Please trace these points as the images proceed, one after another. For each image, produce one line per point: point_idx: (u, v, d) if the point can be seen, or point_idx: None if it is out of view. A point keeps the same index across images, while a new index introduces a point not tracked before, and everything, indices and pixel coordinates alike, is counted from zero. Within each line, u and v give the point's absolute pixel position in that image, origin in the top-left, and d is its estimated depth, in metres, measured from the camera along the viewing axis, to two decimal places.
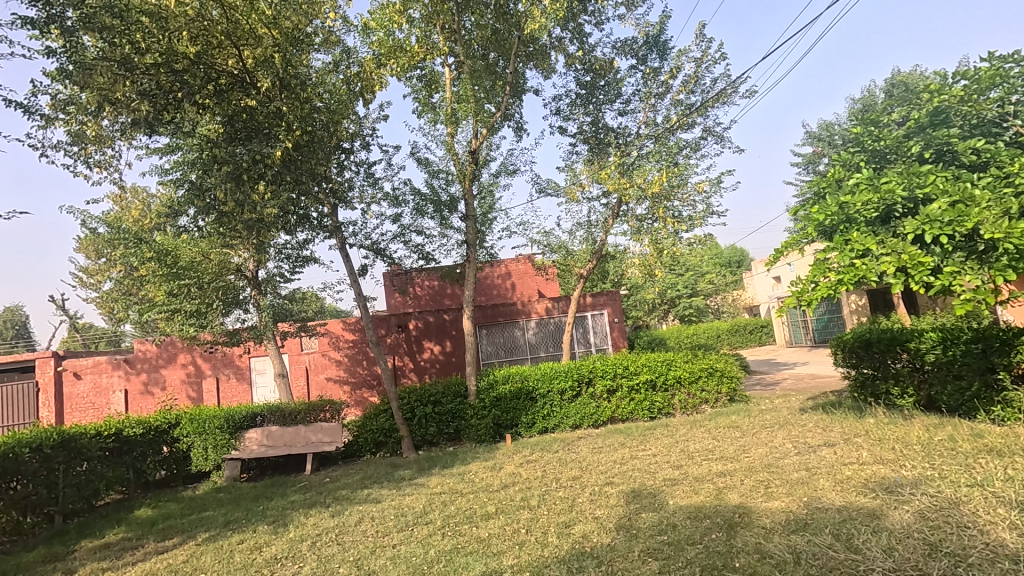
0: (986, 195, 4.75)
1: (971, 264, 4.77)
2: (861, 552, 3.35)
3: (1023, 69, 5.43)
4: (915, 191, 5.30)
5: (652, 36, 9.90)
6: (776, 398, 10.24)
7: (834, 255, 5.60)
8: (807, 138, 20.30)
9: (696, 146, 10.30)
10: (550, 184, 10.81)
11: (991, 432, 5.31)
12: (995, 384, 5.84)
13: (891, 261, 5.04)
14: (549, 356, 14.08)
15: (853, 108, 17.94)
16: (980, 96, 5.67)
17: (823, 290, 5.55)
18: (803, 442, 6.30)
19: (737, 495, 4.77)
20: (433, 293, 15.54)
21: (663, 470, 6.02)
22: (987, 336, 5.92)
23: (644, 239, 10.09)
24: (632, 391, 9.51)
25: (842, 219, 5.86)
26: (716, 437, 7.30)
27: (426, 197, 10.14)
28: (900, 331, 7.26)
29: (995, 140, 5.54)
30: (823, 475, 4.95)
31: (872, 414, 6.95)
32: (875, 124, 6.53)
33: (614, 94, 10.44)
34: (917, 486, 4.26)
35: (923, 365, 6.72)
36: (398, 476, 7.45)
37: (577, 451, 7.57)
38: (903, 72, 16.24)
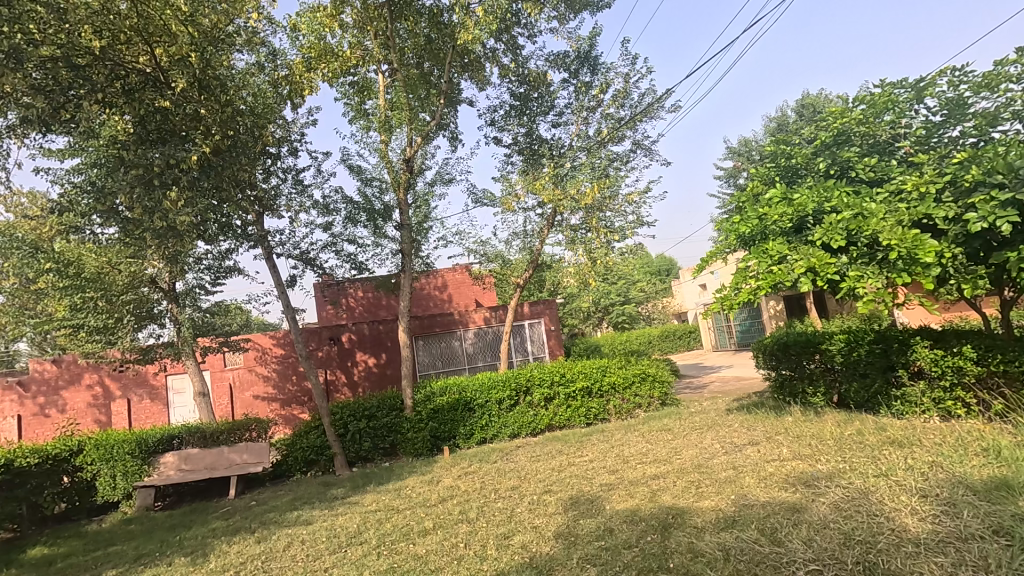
0: (882, 208, 5.19)
1: (873, 269, 5.18)
2: (784, 545, 3.52)
3: (910, 95, 5.96)
4: (823, 204, 5.72)
5: (583, 51, 10.18)
6: (704, 401, 10.70)
7: (754, 262, 5.93)
8: (727, 153, 21.52)
9: (626, 159, 10.69)
10: (486, 194, 10.83)
11: (893, 425, 5.78)
12: (895, 381, 6.36)
13: (802, 265, 5.40)
14: (486, 365, 14.03)
15: (768, 126, 19.20)
16: (875, 119, 6.15)
17: (745, 296, 5.90)
18: (730, 442, 6.60)
19: (670, 497, 4.91)
20: (369, 305, 15.18)
21: (600, 476, 6.11)
22: (888, 338, 6.45)
23: (578, 249, 10.31)
24: (568, 398, 9.62)
25: (759, 229, 6.27)
26: (649, 440, 7.53)
27: (358, 205, 9.88)
28: (813, 335, 7.80)
29: (889, 160, 6.05)
30: (748, 472, 5.20)
31: (789, 413, 7.39)
32: (787, 143, 7.01)
33: (547, 107, 10.66)
34: (832, 479, 4.55)
35: (833, 365, 7.24)
36: (331, 495, 7.13)
37: (516, 461, 7.57)
38: (811, 94, 17.54)
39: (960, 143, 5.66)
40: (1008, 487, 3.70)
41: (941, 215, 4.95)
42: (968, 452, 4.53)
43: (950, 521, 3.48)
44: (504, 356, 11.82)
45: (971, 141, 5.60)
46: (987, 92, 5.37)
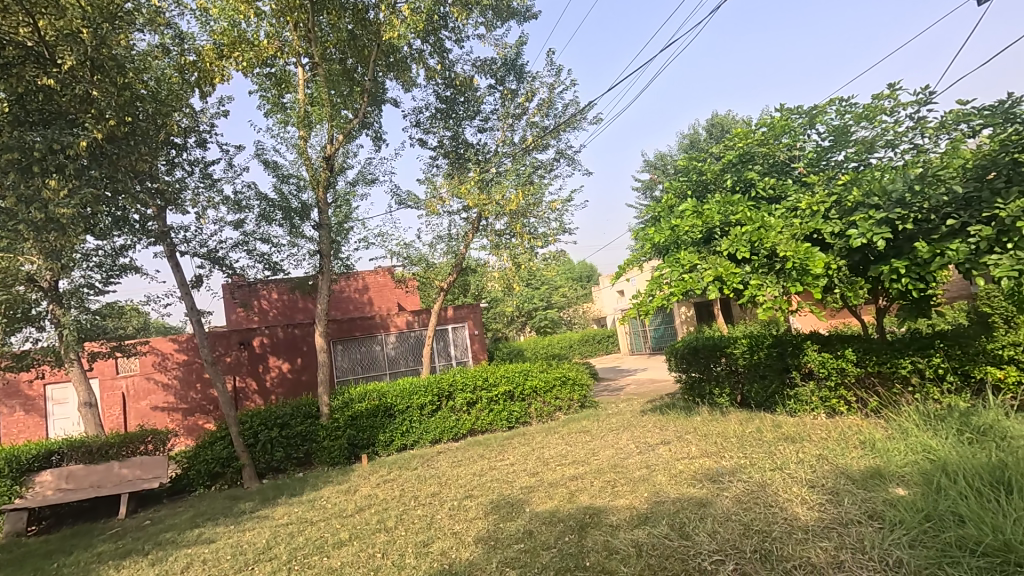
0: (779, 222, 5.65)
1: (771, 278, 5.63)
2: (690, 539, 3.73)
3: (803, 120, 6.53)
4: (729, 218, 6.15)
5: (509, 59, 10.30)
6: (621, 403, 11.11)
7: (667, 271, 6.26)
8: (644, 166, 22.56)
9: (550, 167, 10.93)
10: (410, 196, 10.67)
11: (787, 423, 6.29)
12: (789, 382, 6.93)
13: (710, 274, 5.78)
14: (408, 370, 13.78)
15: (681, 142, 20.36)
16: (774, 140, 6.68)
17: (659, 302, 6.21)
18: (644, 442, 6.90)
19: (587, 497, 5.05)
20: (283, 308, 14.45)
21: (520, 479, 6.17)
22: (783, 342, 7.02)
23: (503, 254, 10.39)
24: (491, 402, 9.65)
25: (672, 239, 6.64)
26: (568, 442, 7.71)
27: (274, 202, 9.40)
28: (719, 339, 8.33)
29: (786, 179, 6.60)
30: (660, 471, 5.46)
31: (698, 413, 7.84)
32: (698, 160, 7.47)
33: (473, 111, 10.69)
34: (734, 474, 4.88)
35: (737, 367, 7.77)
36: (238, 509, 6.70)
37: (437, 466, 7.48)
38: (719, 114, 18.82)
39: (844, 167, 6.29)
40: (880, 476, 4.13)
41: (829, 230, 5.47)
42: (849, 445, 5.02)
43: (834, 508, 3.83)
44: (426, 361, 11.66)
45: (853, 165, 6.23)
46: (867, 122, 6.01)
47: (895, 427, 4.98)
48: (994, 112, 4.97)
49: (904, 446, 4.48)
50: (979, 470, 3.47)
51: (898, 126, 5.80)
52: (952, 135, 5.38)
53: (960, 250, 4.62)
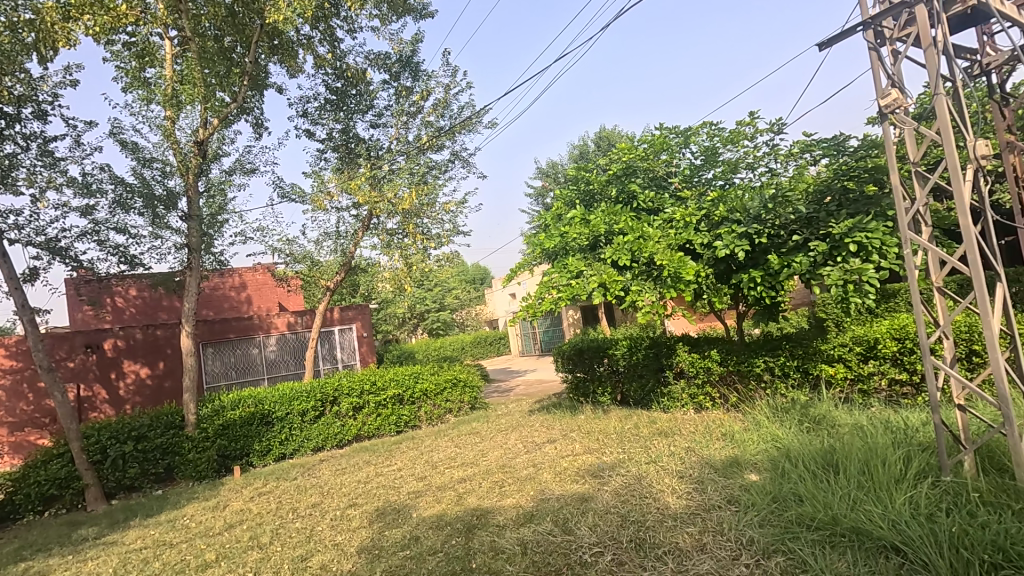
0: (657, 233, 6.09)
1: (650, 284, 6.05)
2: (572, 533, 3.88)
3: (678, 139, 7.10)
4: (612, 227, 6.53)
5: (405, 55, 10.11)
6: (510, 403, 11.31)
7: (556, 275, 6.50)
8: (537, 174, 23.25)
9: (444, 168, 10.87)
10: (295, 189, 10.05)
11: (661, 418, 6.79)
12: (663, 380, 7.48)
13: (596, 280, 6.08)
14: (289, 374, 12.96)
15: (571, 152, 21.26)
16: (654, 156, 7.17)
17: (547, 305, 6.42)
18: (532, 441, 7.07)
19: (475, 499, 5.07)
20: (143, 307, 12.94)
21: (407, 484, 6.03)
22: (659, 343, 7.57)
23: (394, 254, 10.12)
24: (379, 407, 9.36)
25: (561, 244, 6.91)
26: (458, 445, 7.69)
27: (133, 188, 8.38)
28: (602, 341, 8.79)
29: (664, 193, 7.11)
30: (546, 469, 5.62)
31: (582, 412, 8.21)
32: (586, 170, 7.83)
33: (365, 105, 10.34)
34: (614, 468, 5.16)
35: (617, 367, 8.25)
36: (78, 536, 5.85)
37: (319, 476, 7.09)
38: (607, 128, 19.90)
39: (712, 184, 6.92)
40: (737, 464, 4.59)
41: (699, 241, 6.00)
42: (713, 437, 5.52)
43: (698, 495, 4.20)
44: (309, 363, 11.01)
45: (719, 183, 6.88)
46: (731, 145, 6.67)
47: (750, 420, 5.56)
48: (830, 144, 5.70)
49: (757, 436, 5.02)
50: (815, 454, 3.97)
51: (757, 150, 6.50)
52: (798, 162, 6.13)
53: (803, 263, 5.29)
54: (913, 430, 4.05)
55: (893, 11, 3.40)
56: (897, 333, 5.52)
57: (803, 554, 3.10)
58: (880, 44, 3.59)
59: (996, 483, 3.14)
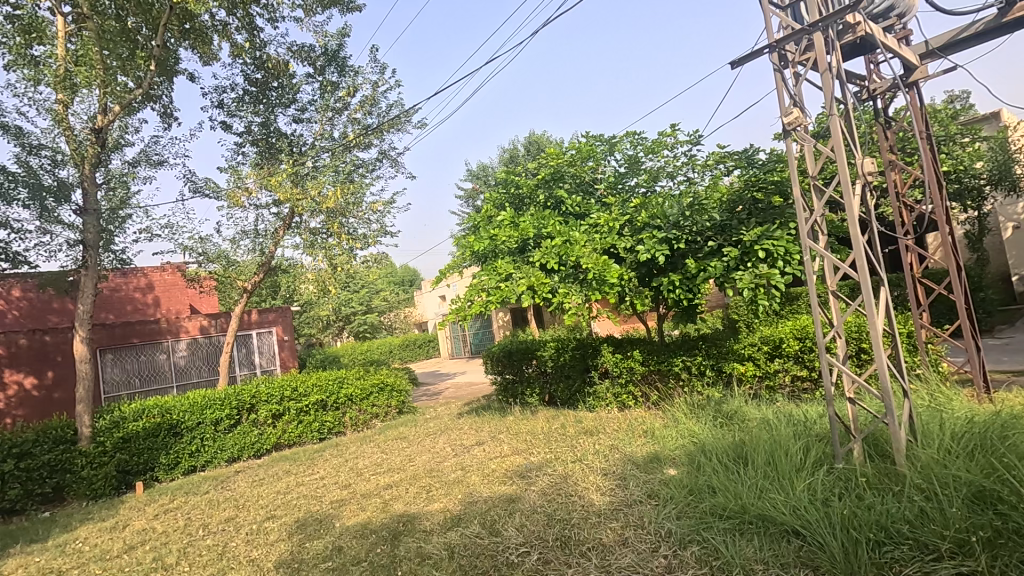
0: (584, 237, 6.26)
1: (577, 287, 6.21)
2: (499, 534, 3.89)
3: (604, 147, 7.33)
4: (541, 230, 6.65)
5: (330, 49, 9.77)
6: (439, 407, 11.21)
7: (485, 278, 6.53)
8: (467, 176, 23.20)
9: (372, 167, 10.60)
10: (208, 184, 9.43)
11: (586, 417, 6.97)
12: (588, 381, 7.69)
13: (525, 282, 6.17)
14: (201, 381, 12.14)
15: (502, 155, 21.39)
16: (581, 162, 7.36)
17: (477, 308, 6.43)
18: (460, 444, 7.04)
19: (401, 505, 4.97)
20: (30, 309, 11.68)
21: (330, 493, 5.82)
22: (585, 344, 7.78)
23: (318, 254, 9.74)
24: (300, 413, 8.96)
25: (491, 247, 6.95)
26: (384, 450, 7.51)
27: (17, 177, 7.54)
28: (531, 343, 8.90)
29: (590, 198, 7.31)
30: (474, 471, 5.61)
31: (510, 413, 8.27)
32: (515, 174, 7.91)
33: (287, 99, 9.89)
34: (540, 468, 5.24)
35: (545, 368, 8.39)
36: None
37: (233, 488, 6.69)
38: (536, 134, 20.23)
39: (635, 191, 7.20)
40: (657, 460, 4.80)
41: (623, 246, 6.22)
42: (635, 434, 5.74)
43: (620, 491, 4.35)
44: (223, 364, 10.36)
45: (642, 190, 7.17)
46: (653, 154, 6.98)
47: (669, 416, 5.83)
48: (741, 157, 6.12)
49: (676, 432, 5.27)
50: (727, 448, 4.22)
51: (676, 160, 6.84)
52: (713, 172, 6.51)
53: (717, 267, 5.63)
54: (812, 422, 4.40)
55: (796, 37, 3.69)
56: (799, 333, 6.06)
57: (715, 542, 3.29)
58: (784, 66, 3.89)
59: (880, 468, 3.47)
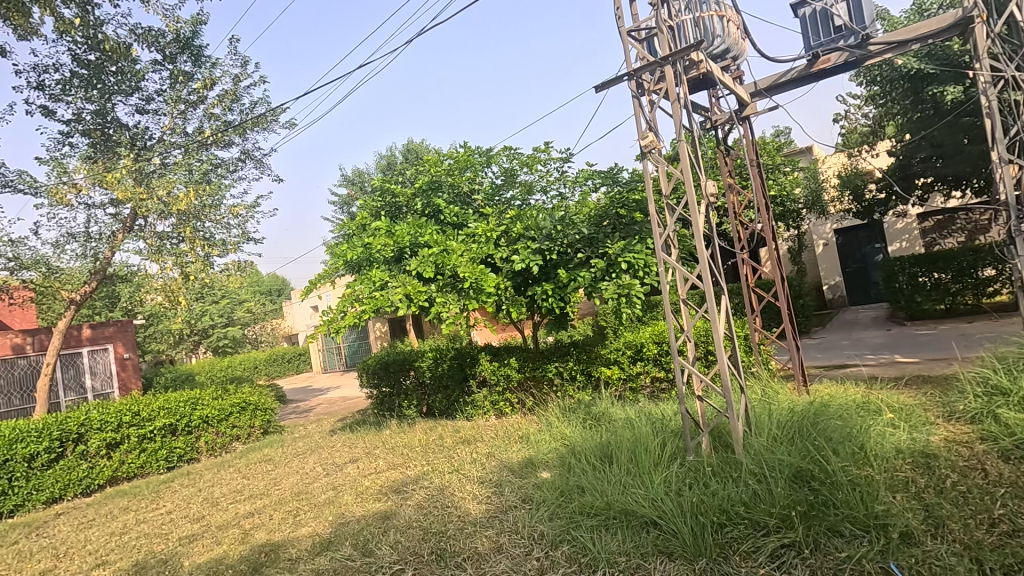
0: (461, 246, 6.29)
1: (453, 296, 6.22)
2: (373, 554, 3.75)
3: (481, 157, 7.45)
4: (418, 239, 6.59)
5: (183, 36, 8.87)
6: (309, 425, 10.55)
7: (359, 287, 6.31)
8: (342, 181, 22.25)
9: (232, 167, 9.77)
10: (23, 177, 8.05)
11: (464, 427, 6.98)
12: (466, 390, 7.72)
13: (400, 291, 6.06)
14: (11, 411, 10.25)
15: (378, 162, 20.84)
16: (458, 173, 7.38)
17: (350, 319, 6.18)
18: (332, 462, 6.67)
19: (263, 534, 4.58)
20: None
21: (179, 528, 5.20)
22: (462, 354, 7.81)
23: (166, 261, 8.72)
24: (143, 441, 7.91)
25: (366, 256, 6.75)
26: (245, 475, 6.89)
27: None
28: (408, 353, 8.73)
29: (468, 208, 7.37)
30: (346, 490, 5.34)
31: (386, 427, 8.04)
32: (391, 182, 7.75)
33: (129, 87, 8.79)
34: (417, 482, 5.14)
35: (423, 379, 8.27)
36: None
37: (53, 534, 5.71)
38: (414, 141, 20.03)
39: (511, 203, 7.40)
40: (532, 464, 4.94)
41: (498, 255, 6.35)
42: (511, 440, 5.86)
43: (496, 498, 4.40)
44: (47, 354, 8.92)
45: (517, 203, 7.38)
46: (528, 169, 7.23)
47: (543, 421, 6.04)
48: (606, 175, 6.56)
49: (549, 436, 5.47)
50: (594, 448, 4.47)
51: (549, 174, 7.15)
52: (583, 188, 6.89)
53: (586, 277, 5.97)
54: (668, 419, 4.81)
55: (650, 68, 4.05)
56: (657, 338, 6.60)
57: (584, 540, 3.45)
58: (640, 94, 4.24)
59: (722, 457, 3.89)
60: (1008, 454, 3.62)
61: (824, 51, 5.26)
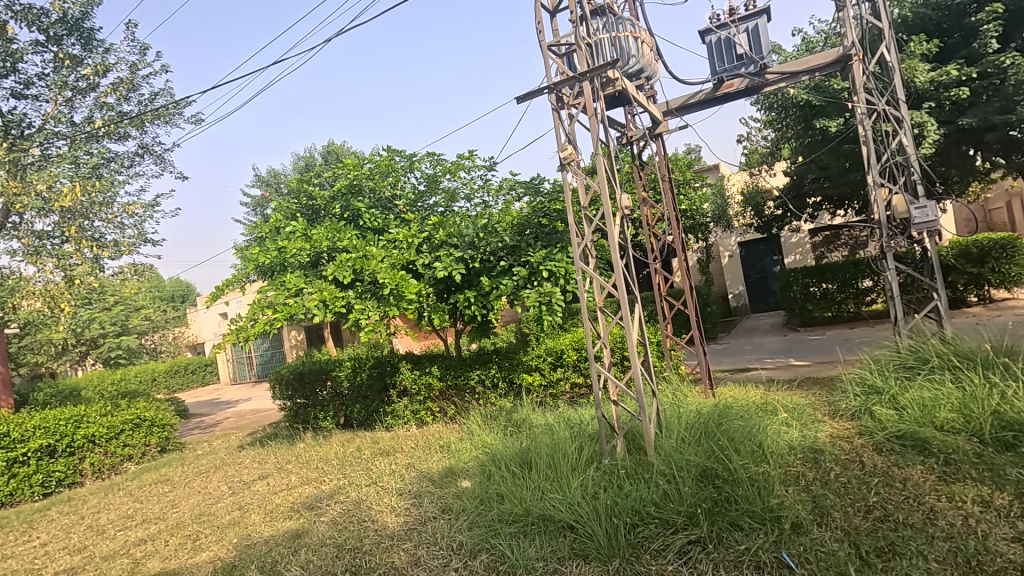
0: (381, 252, 6.15)
1: (373, 303, 6.06)
2: None
3: (403, 162, 7.33)
4: (336, 244, 6.37)
5: (71, 16, 8.07)
6: (214, 440, 9.83)
7: (271, 292, 6.00)
8: (255, 181, 21.09)
9: (128, 162, 8.98)
10: None
11: (383, 437, 6.79)
12: (387, 399, 7.53)
13: (316, 297, 5.82)
14: None
15: (296, 162, 19.96)
16: (380, 177, 7.20)
17: (261, 326, 5.86)
18: (238, 480, 6.24)
19: (156, 562, 4.20)
20: None
21: (57, 561, 4.66)
22: (382, 362, 7.61)
23: (47, 263, 7.85)
24: (14, 465, 7.03)
25: (279, 260, 6.43)
26: (138, 498, 6.30)
27: None
28: (325, 363, 8.37)
29: (389, 214, 7.21)
30: (253, 510, 5.02)
31: (300, 440, 7.66)
32: (308, 183, 7.45)
33: (3, 68, 7.86)
34: (332, 497, 4.93)
35: (340, 390, 7.97)
36: None
37: None
38: (334, 143, 19.39)
39: (434, 210, 7.33)
40: (452, 473, 4.89)
41: (420, 262, 6.26)
42: (432, 450, 5.77)
43: (415, 509, 4.31)
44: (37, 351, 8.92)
45: (440, 209, 7.33)
46: (451, 175, 7.20)
47: (464, 429, 6.00)
48: (529, 185, 6.67)
49: (470, 444, 5.44)
50: (514, 454, 4.49)
51: (472, 182, 7.17)
52: (505, 197, 6.96)
53: (508, 285, 6.02)
54: (585, 424, 4.93)
55: (570, 82, 4.17)
56: (576, 345, 6.76)
57: (502, 547, 3.46)
58: (560, 107, 4.35)
59: (635, 459, 4.04)
60: (881, 447, 4.04)
61: (728, 77, 5.66)
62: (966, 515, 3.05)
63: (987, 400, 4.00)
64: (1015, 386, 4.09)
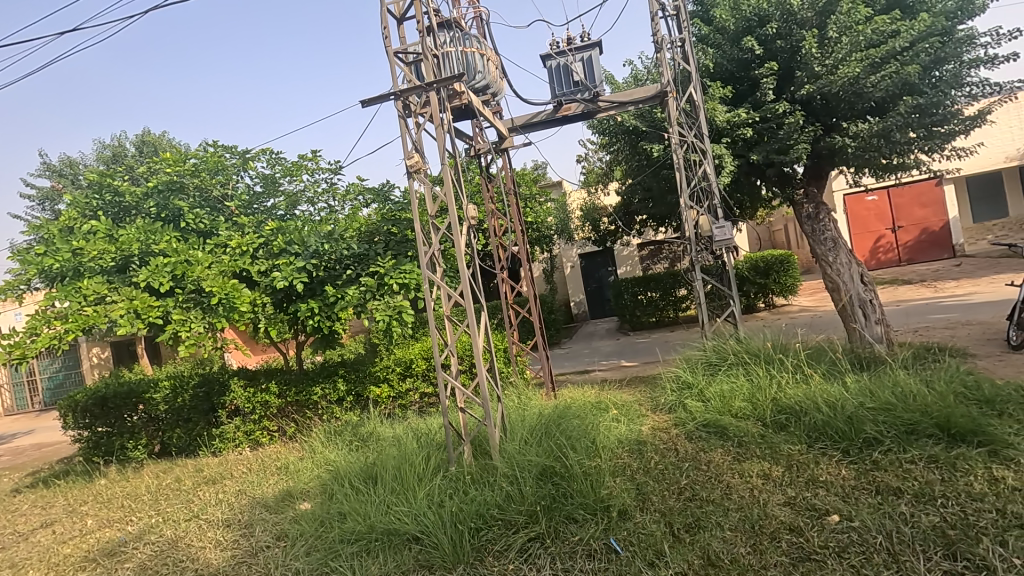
0: (208, 257, 5.52)
1: (197, 313, 5.40)
2: None
3: (235, 159, 6.68)
4: (149, 247, 5.59)
5: None
6: None
7: (62, 301, 5.06)
8: (42, 170, 17.60)
9: None
10: None
11: (209, 465, 6.06)
12: (214, 421, 6.74)
13: (123, 307, 5.04)
14: None
15: (100, 151, 17.09)
16: (207, 174, 6.49)
17: (44, 342, 4.89)
18: (11, 532, 5.11)
19: None
20: None
21: None
22: (210, 380, 6.81)
23: None
24: None
25: (72, 265, 5.45)
26: None
27: None
28: (135, 383, 7.26)
29: (217, 215, 6.53)
30: (32, 566, 4.16)
31: (102, 475, 6.54)
32: (114, 176, 6.43)
33: None
34: (140, 538, 4.28)
35: (156, 414, 6.96)
36: None
37: None
38: (152, 132, 17.02)
39: (272, 213, 6.80)
40: (289, 496, 4.53)
41: (254, 269, 5.74)
42: (267, 473, 5.30)
43: (244, 541, 3.91)
44: None
45: (280, 213, 6.82)
46: (291, 176, 6.75)
47: (305, 447, 5.62)
48: (378, 193, 6.52)
49: (311, 463, 5.11)
50: (358, 470, 4.31)
51: (316, 186, 6.79)
52: (352, 203, 6.71)
53: (354, 294, 5.78)
54: (433, 433, 4.92)
55: (416, 91, 4.17)
56: (425, 354, 6.73)
57: (344, 569, 3.30)
58: (407, 114, 4.33)
59: (480, 464, 4.13)
60: (691, 434, 4.63)
61: (565, 100, 6.16)
62: (752, 487, 3.61)
63: (768, 390, 4.81)
64: (787, 376, 4.97)
